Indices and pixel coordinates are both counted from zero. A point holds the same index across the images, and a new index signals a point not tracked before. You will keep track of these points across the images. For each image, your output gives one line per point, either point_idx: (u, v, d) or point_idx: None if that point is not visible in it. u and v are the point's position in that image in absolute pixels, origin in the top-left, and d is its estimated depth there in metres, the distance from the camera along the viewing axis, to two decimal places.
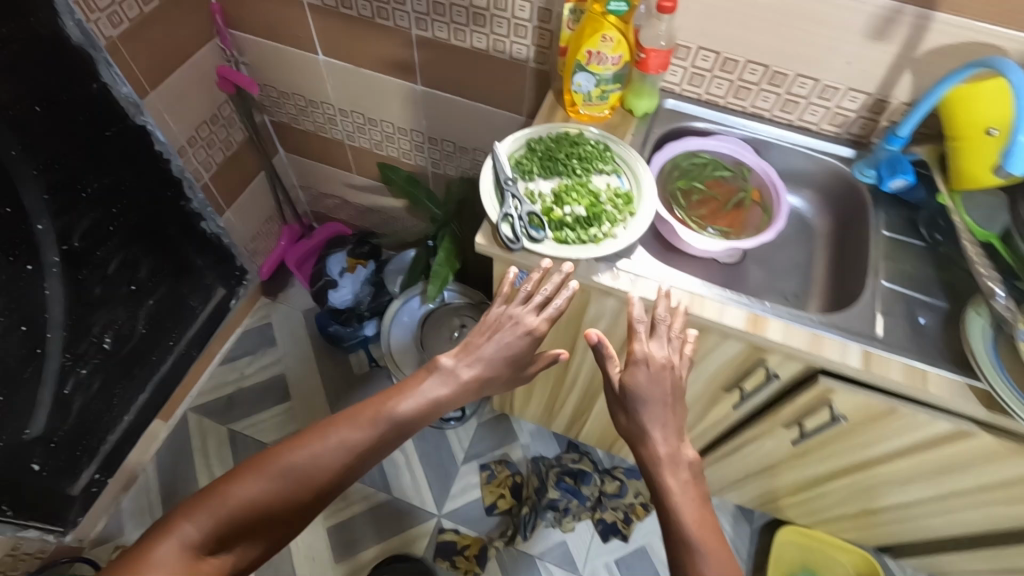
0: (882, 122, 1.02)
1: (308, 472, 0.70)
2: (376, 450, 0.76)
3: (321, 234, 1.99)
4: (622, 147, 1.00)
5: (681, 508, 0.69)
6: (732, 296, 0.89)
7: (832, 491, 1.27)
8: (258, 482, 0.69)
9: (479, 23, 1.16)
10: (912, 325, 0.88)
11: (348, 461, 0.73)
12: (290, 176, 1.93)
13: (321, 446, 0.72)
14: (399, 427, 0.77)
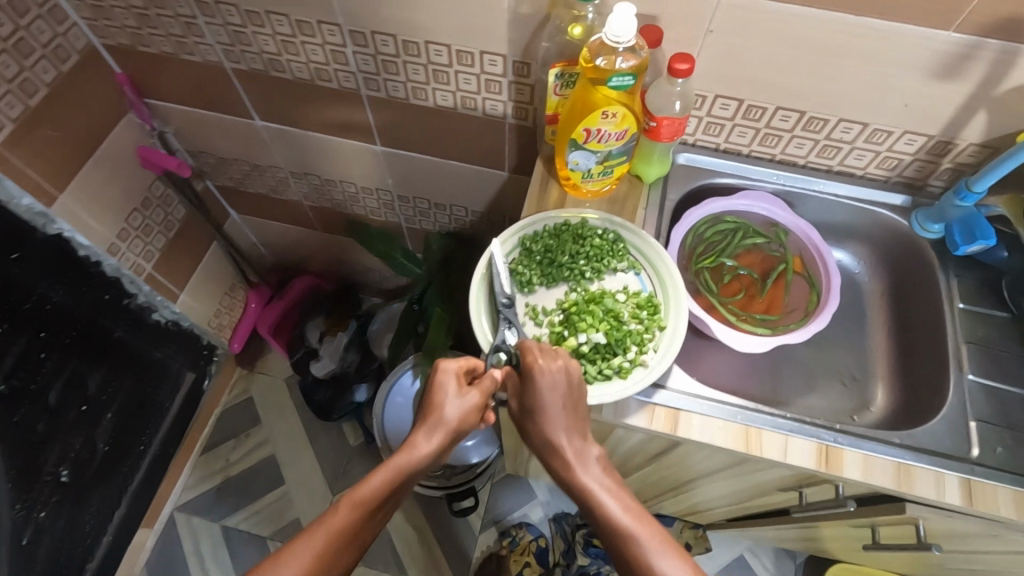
0: (945, 164, 0.84)
1: (348, 528, 0.60)
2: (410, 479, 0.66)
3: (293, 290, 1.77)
4: (637, 234, 0.82)
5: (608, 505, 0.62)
6: (793, 423, 0.72)
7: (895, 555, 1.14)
8: (301, 549, 0.58)
9: (441, 79, 0.95)
10: (1012, 430, 0.73)
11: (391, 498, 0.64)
12: (248, 236, 1.72)
13: (361, 498, 0.62)
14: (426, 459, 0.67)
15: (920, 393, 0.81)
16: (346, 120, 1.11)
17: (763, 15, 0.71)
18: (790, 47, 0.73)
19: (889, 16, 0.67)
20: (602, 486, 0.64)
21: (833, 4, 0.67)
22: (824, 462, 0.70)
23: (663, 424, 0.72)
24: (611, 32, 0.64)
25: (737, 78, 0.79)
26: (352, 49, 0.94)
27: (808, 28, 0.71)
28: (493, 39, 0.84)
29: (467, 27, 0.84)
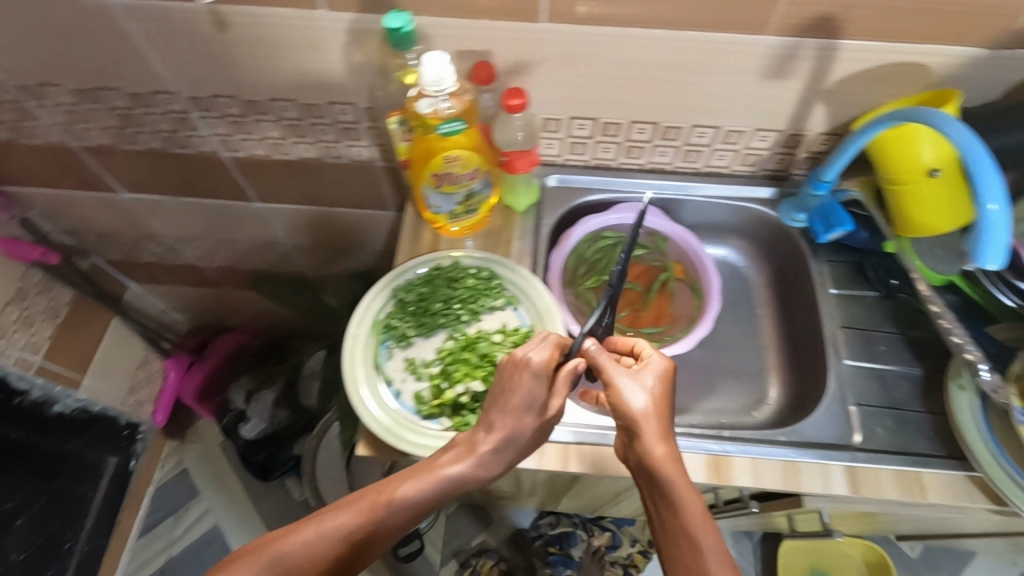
0: (801, 154, 0.85)
1: (350, 532, 0.55)
2: (450, 491, 0.58)
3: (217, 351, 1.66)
4: (510, 269, 0.80)
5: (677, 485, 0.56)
6: (682, 439, 0.72)
7: None
8: (314, 537, 0.54)
9: (297, 133, 0.91)
10: (891, 409, 0.74)
11: (415, 510, 0.57)
12: (156, 304, 1.64)
13: (394, 497, 0.56)
14: (468, 477, 0.59)
15: (808, 382, 0.82)
16: (216, 182, 1.06)
17: (589, 40, 0.70)
18: (624, 66, 0.73)
19: (708, 28, 0.67)
20: (684, 489, 0.56)
21: (652, 22, 0.67)
22: (714, 474, 0.70)
23: (554, 462, 0.71)
24: (428, 83, 0.62)
25: (583, 100, 0.79)
26: (197, 115, 0.89)
27: (635, 47, 0.70)
28: (336, 89, 0.81)
29: (305, 82, 0.80)
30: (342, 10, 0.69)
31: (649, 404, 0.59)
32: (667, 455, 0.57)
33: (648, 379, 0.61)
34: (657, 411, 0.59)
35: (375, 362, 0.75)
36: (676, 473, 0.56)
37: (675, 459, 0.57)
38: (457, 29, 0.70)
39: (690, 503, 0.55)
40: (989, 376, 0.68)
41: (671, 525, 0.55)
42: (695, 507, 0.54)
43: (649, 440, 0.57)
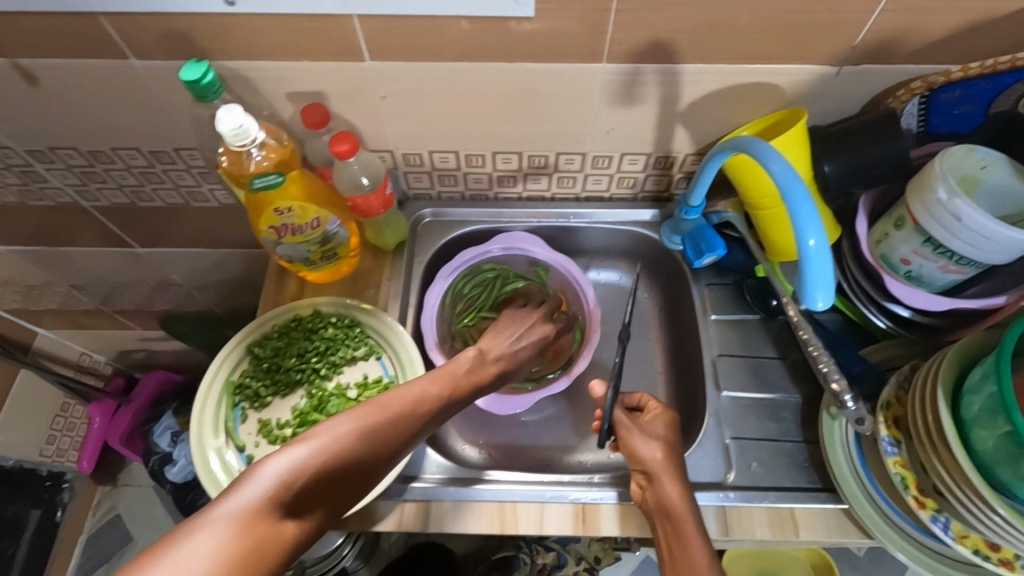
0: (676, 174, 0.82)
1: (376, 442, 0.50)
2: (448, 405, 0.58)
3: (142, 393, 1.55)
4: (372, 315, 0.76)
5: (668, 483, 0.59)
6: (548, 489, 0.69)
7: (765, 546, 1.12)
8: (343, 435, 0.48)
9: (154, 179, 0.86)
10: (768, 441, 0.72)
11: (425, 422, 0.55)
12: (76, 344, 1.50)
13: (421, 400, 0.55)
14: (456, 396, 0.60)
15: (692, 412, 0.79)
16: (89, 230, 1.01)
17: (425, 76, 0.66)
18: (468, 99, 0.69)
19: (542, 58, 0.64)
20: (698, 531, 0.55)
21: (481, 55, 0.63)
22: (580, 524, 0.67)
23: (414, 521, 0.67)
24: (229, 138, 0.57)
25: (437, 133, 0.75)
26: (42, 167, 0.84)
27: (472, 80, 0.66)
28: (176, 136, 0.76)
29: (142, 130, 0.75)
30: (151, 58, 0.64)
31: (659, 451, 0.62)
32: (684, 497, 0.58)
33: (658, 430, 0.64)
34: (667, 459, 0.61)
35: (225, 428, 0.71)
36: (690, 514, 0.56)
37: (690, 502, 0.57)
38: (280, 73, 0.65)
39: (693, 545, 0.53)
40: (854, 406, 0.65)
41: (681, 557, 0.53)
42: (703, 546, 0.53)
43: (664, 478, 0.60)
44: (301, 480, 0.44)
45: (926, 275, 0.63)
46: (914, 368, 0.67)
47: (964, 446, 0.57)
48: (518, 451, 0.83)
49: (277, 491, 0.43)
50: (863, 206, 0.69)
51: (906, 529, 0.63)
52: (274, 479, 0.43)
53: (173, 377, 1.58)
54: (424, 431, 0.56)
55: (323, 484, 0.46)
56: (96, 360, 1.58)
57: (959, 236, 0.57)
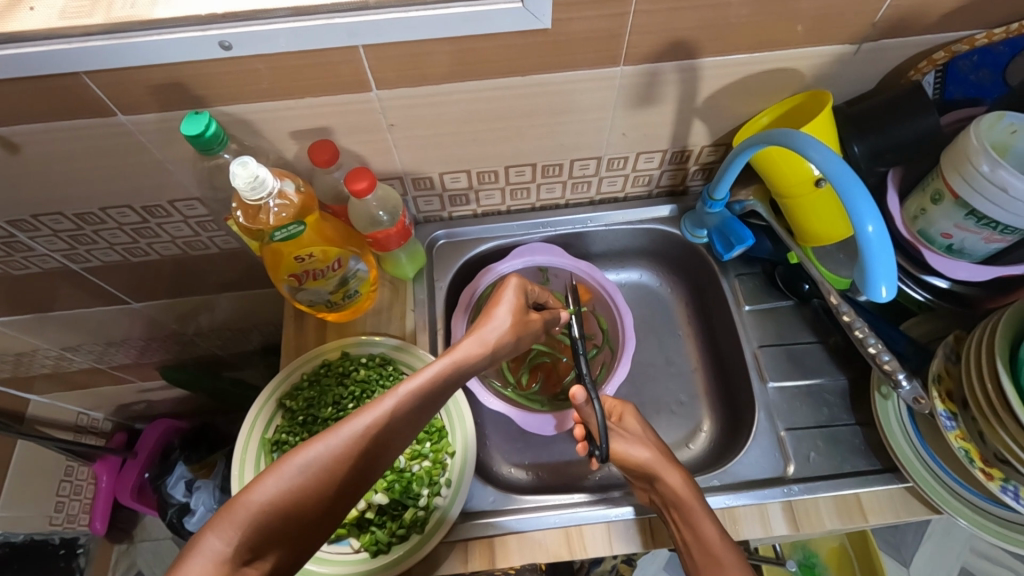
0: (692, 167, 0.80)
1: (347, 455, 0.47)
2: (422, 410, 0.52)
3: (146, 446, 1.38)
4: (404, 350, 0.74)
5: (669, 477, 0.60)
6: (612, 507, 0.67)
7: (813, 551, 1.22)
8: (282, 479, 0.45)
9: (148, 232, 0.81)
10: (822, 428, 0.71)
11: (391, 438, 0.50)
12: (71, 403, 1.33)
13: (382, 415, 0.49)
14: (432, 393, 0.53)
15: (737, 408, 0.78)
16: (80, 292, 0.95)
17: (437, 99, 0.62)
18: (481, 119, 0.66)
19: (560, 69, 0.61)
20: (709, 517, 0.58)
21: (495, 73, 0.60)
22: (646, 539, 0.65)
23: (479, 561, 0.65)
24: (245, 193, 0.54)
25: (449, 154, 0.71)
26: (27, 236, 0.78)
27: (485, 99, 0.63)
28: (170, 188, 0.71)
29: (133, 187, 0.70)
30: (140, 113, 0.59)
31: (647, 449, 0.63)
32: (686, 484, 0.60)
33: (639, 432, 0.66)
34: (657, 455, 0.62)
35: None
36: (694, 499, 0.59)
37: (690, 487, 0.60)
38: (281, 114, 0.61)
39: (705, 530, 0.57)
40: (908, 386, 0.64)
41: (696, 543, 0.57)
42: (711, 523, 0.57)
43: (663, 472, 0.60)
44: (255, 526, 0.43)
45: (968, 247, 0.63)
46: (959, 340, 0.67)
47: None
48: (567, 467, 0.80)
49: (221, 554, 0.41)
50: (893, 180, 0.68)
51: (970, 499, 0.63)
52: (238, 526, 0.42)
53: (179, 424, 1.42)
54: (395, 444, 0.50)
55: (270, 534, 0.43)
56: (95, 417, 1.42)
57: (1006, 207, 0.56)
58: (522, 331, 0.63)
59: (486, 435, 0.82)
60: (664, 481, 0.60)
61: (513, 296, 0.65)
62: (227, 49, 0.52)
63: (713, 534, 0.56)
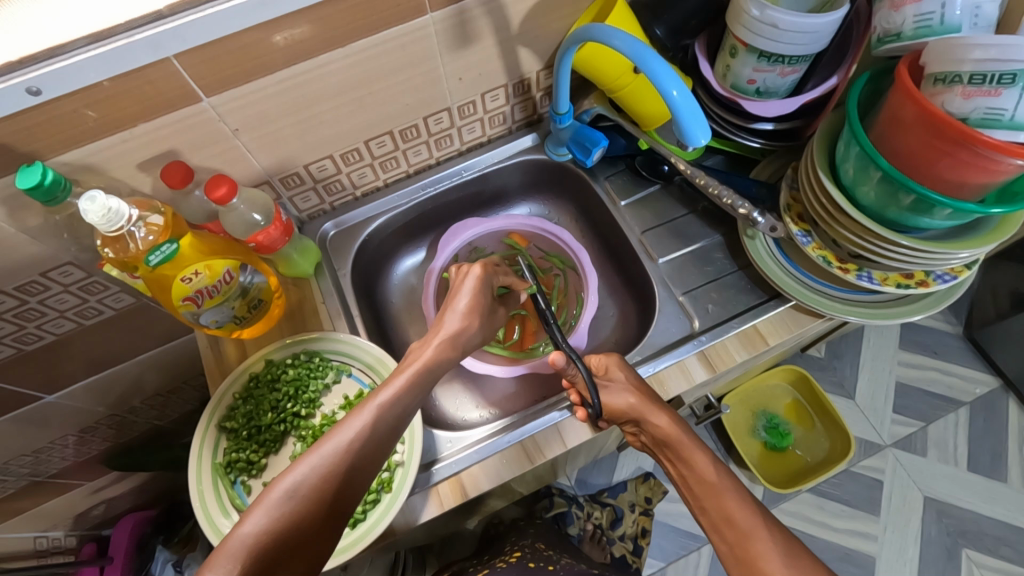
0: (536, 94, 0.86)
1: (334, 472, 0.52)
2: (396, 419, 0.58)
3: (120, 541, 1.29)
4: (326, 340, 0.76)
5: (657, 419, 0.67)
6: (554, 410, 0.73)
7: (737, 416, 1.54)
8: (272, 508, 0.49)
9: (33, 314, 0.78)
10: (712, 280, 0.80)
11: (368, 450, 0.55)
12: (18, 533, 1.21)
13: (356, 432, 0.55)
14: (403, 402, 0.59)
15: (642, 291, 0.85)
16: None
17: (273, 90, 0.65)
18: (319, 101, 0.69)
19: (374, 32, 0.64)
20: (696, 446, 0.65)
21: (312, 52, 0.63)
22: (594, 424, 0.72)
23: (453, 497, 0.69)
24: (103, 227, 0.55)
25: (306, 144, 0.74)
26: None
27: (313, 81, 0.66)
28: (36, 258, 0.70)
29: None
30: None
31: (631, 396, 0.67)
32: (672, 423, 0.67)
33: (620, 377, 0.70)
34: (641, 398, 0.68)
35: (234, 505, 0.68)
36: (684, 436, 0.66)
37: (679, 426, 0.67)
38: (120, 148, 0.62)
39: (697, 461, 0.64)
40: (762, 220, 0.73)
41: (692, 477, 0.63)
42: (704, 457, 0.64)
43: (649, 415, 0.67)
44: (258, 549, 0.47)
45: (772, 85, 0.71)
46: (796, 169, 0.77)
47: (863, 210, 0.65)
48: (513, 395, 0.86)
49: None
50: (700, 51, 0.76)
51: (837, 294, 0.73)
52: (243, 552, 0.47)
53: (148, 512, 1.36)
54: (376, 456, 0.56)
55: (269, 562, 0.47)
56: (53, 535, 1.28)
57: (782, 41, 0.64)
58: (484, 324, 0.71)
59: (432, 395, 0.85)
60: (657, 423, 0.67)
61: (468, 293, 0.70)
62: (37, 94, 0.52)
63: (705, 464, 0.63)
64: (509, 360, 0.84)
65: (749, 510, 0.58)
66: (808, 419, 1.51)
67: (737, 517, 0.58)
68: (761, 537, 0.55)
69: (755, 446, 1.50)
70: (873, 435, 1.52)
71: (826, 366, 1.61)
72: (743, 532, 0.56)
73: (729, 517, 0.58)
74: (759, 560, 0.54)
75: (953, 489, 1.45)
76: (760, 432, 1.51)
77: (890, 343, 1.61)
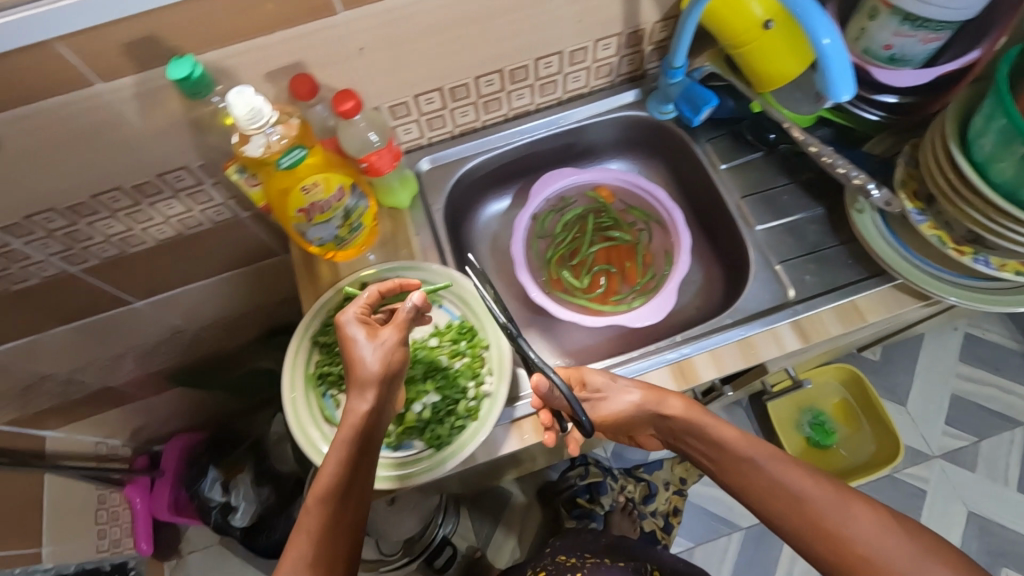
0: (646, 48, 0.84)
1: None
2: (342, 506, 0.56)
3: (169, 460, 1.45)
4: (420, 270, 0.77)
5: (672, 407, 0.67)
6: (641, 361, 0.73)
7: (780, 409, 1.50)
8: None
9: (142, 216, 0.82)
10: (811, 253, 0.78)
11: (330, 548, 0.55)
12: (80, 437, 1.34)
13: (311, 540, 0.54)
14: (345, 488, 0.57)
15: (734, 258, 0.85)
16: (82, 300, 0.95)
17: (401, 12, 0.65)
18: (442, 29, 0.69)
19: None
20: (716, 424, 0.66)
21: None
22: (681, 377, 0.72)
23: (535, 433, 0.70)
24: (245, 122, 0.56)
25: (421, 74, 0.74)
26: (22, 243, 0.78)
27: (440, 6, 0.66)
28: (156, 159, 0.73)
29: (122, 164, 0.72)
30: (120, 77, 0.61)
31: (635, 391, 0.68)
32: (686, 403, 0.68)
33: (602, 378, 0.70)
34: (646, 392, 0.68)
35: (324, 415, 0.71)
36: (700, 417, 0.67)
37: (692, 409, 0.68)
38: (253, 55, 0.64)
39: (724, 435, 0.65)
40: (878, 193, 0.72)
41: (724, 455, 0.65)
42: (726, 426, 0.65)
43: (664, 405, 0.67)
44: None
45: (908, 53, 0.69)
46: (916, 146, 0.75)
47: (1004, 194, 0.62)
48: (587, 347, 0.87)
49: None
50: (832, 14, 0.73)
51: (945, 276, 0.71)
52: None
53: (194, 437, 1.48)
54: (339, 549, 0.56)
55: None
56: (111, 448, 1.42)
57: (933, 2, 0.61)
58: (393, 361, 0.61)
59: None
60: (672, 411, 0.67)
61: (355, 345, 0.61)
62: None
63: (732, 432, 0.65)
64: (593, 310, 0.83)
65: (792, 468, 0.62)
66: (855, 420, 1.49)
67: (784, 480, 0.61)
68: (816, 500, 0.59)
69: (795, 441, 1.47)
70: (922, 446, 1.48)
71: (882, 370, 1.57)
72: (797, 491, 0.60)
73: (771, 484, 0.61)
74: (821, 515, 0.58)
75: (999, 508, 1.41)
76: (805, 427, 1.49)
77: (951, 354, 1.57)
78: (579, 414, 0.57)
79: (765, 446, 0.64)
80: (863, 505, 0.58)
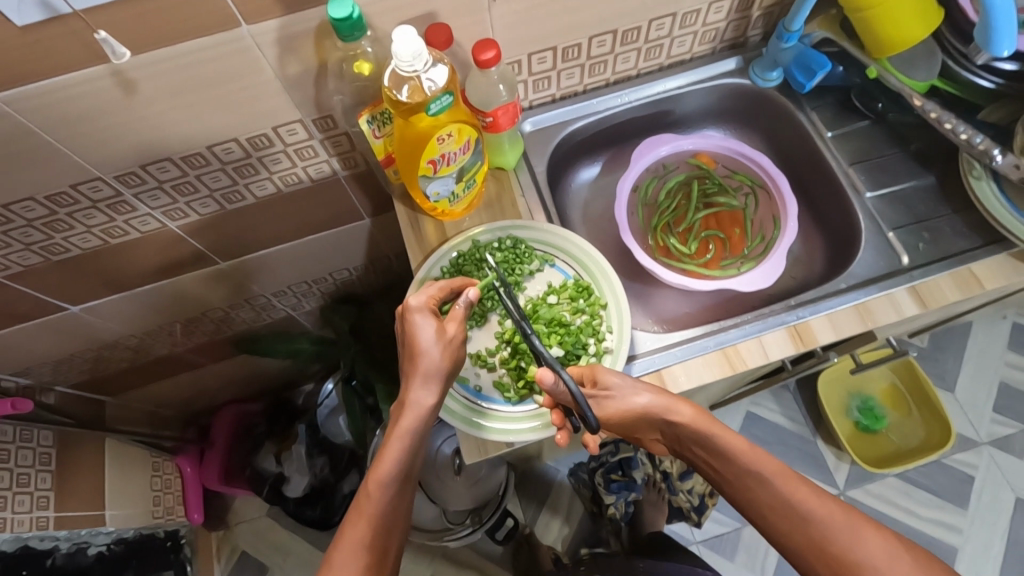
0: (754, 14, 0.84)
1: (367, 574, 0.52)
2: (400, 494, 0.56)
3: (220, 431, 1.42)
4: (533, 229, 0.77)
5: (679, 414, 0.61)
6: (758, 323, 0.73)
7: (833, 394, 1.47)
8: None
9: (248, 171, 0.81)
10: (921, 221, 0.78)
11: (390, 531, 0.55)
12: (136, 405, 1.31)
13: (371, 523, 0.54)
14: (403, 476, 0.57)
15: (837, 226, 0.85)
16: (172, 257, 0.94)
17: None
18: None
19: None
20: (725, 439, 0.59)
21: None
22: (800, 341, 0.72)
23: None
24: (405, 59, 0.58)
25: (541, 30, 0.74)
26: (133, 193, 0.78)
27: None
28: (277, 109, 0.73)
29: (243, 112, 0.71)
30: (265, 19, 0.61)
31: (646, 394, 0.63)
32: (696, 410, 0.61)
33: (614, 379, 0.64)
34: (656, 394, 0.63)
35: None
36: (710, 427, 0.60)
37: (705, 415, 0.61)
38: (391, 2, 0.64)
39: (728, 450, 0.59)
40: (1003, 158, 0.71)
41: (728, 471, 0.59)
42: (734, 438, 0.59)
43: (669, 411, 0.62)
44: None
45: None
46: None
47: None
48: (686, 314, 0.86)
49: None
50: None
51: None
52: None
53: (248, 407, 1.46)
54: (397, 531, 0.56)
55: None
56: (165, 418, 1.40)
57: None
58: (454, 355, 0.61)
59: None
60: (679, 416, 0.61)
61: (418, 336, 0.60)
62: None
63: (740, 447, 0.58)
64: (695, 274, 0.84)
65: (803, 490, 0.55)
66: (905, 406, 1.46)
67: (794, 501, 0.55)
68: (836, 532, 0.52)
69: (847, 427, 1.45)
70: (970, 432, 1.45)
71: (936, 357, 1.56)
72: (805, 521, 0.54)
73: (776, 506, 0.55)
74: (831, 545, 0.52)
75: None
76: (852, 412, 1.46)
77: None
78: (584, 410, 0.54)
79: (774, 459, 0.58)
80: (876, 531, 0.52)
